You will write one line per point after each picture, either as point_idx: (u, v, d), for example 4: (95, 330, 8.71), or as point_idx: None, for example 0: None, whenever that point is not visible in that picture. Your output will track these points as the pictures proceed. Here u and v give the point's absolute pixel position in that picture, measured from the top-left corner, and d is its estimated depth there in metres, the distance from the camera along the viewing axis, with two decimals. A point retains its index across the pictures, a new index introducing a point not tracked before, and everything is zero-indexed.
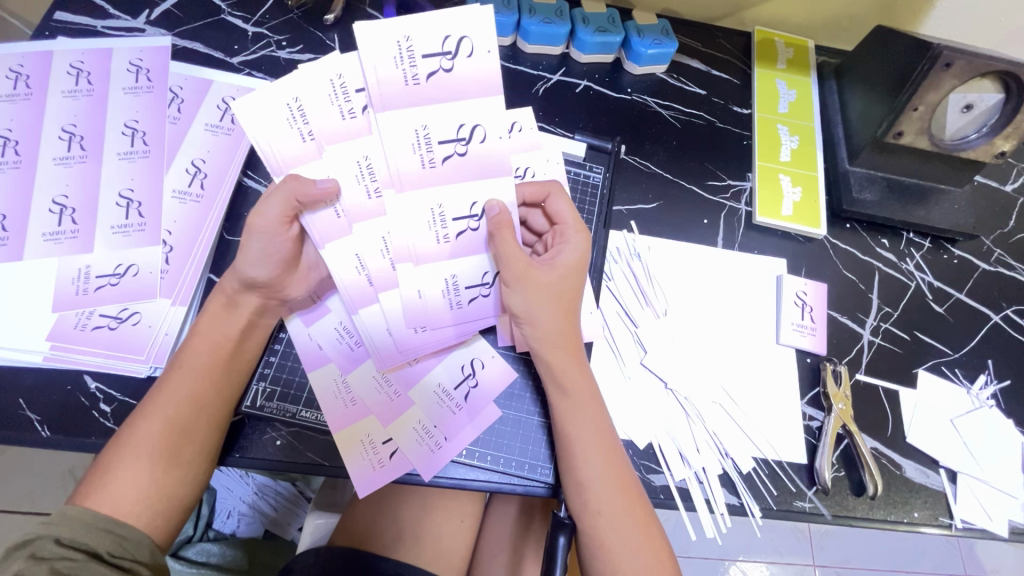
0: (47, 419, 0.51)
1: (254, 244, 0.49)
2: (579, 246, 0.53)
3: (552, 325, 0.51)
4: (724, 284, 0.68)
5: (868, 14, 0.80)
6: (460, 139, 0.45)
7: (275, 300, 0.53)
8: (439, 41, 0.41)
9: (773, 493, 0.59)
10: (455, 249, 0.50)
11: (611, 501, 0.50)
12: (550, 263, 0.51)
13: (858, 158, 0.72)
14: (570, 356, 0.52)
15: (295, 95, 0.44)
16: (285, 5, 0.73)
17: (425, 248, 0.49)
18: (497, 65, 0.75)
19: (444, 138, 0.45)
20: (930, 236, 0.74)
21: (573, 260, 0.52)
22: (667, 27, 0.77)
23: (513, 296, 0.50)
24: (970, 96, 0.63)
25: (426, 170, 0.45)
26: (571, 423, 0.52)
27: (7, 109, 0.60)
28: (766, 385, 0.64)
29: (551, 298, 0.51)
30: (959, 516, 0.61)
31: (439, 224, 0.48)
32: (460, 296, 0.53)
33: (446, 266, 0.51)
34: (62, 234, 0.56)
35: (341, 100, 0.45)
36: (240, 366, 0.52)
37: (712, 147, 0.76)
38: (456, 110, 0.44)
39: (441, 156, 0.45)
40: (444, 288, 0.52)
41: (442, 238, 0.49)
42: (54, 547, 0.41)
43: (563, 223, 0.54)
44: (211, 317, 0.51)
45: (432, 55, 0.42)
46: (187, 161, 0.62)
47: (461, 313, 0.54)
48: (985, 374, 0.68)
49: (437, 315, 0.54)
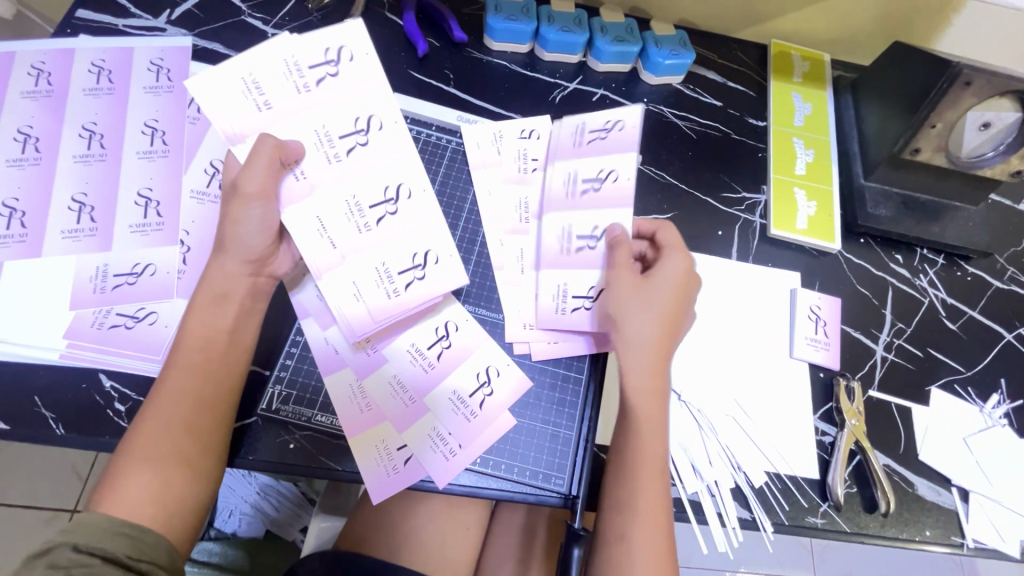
0: (62, 417, 0.51)
1: (238, 211, 0.48)
2: (681, 263, 0.55)
3: (643, 328, 0.52)
4: (739, 296, 0.68)
5: (886, 28, 0.79)
6: (598, 178, 0.60)
7: (264, 276, 0.53)
8: (603, 123, 0.61)
9: (786, 508, 0.59)
10: (571, 261, 0.59)
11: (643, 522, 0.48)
12: (654, 271, 0.55)
13: (874, 174, 0.72)
14: (654, 363, 0.52)
15: (250, 71, 0.50)
16: (305, 9, 0.73)
17: (551, 251, 0.60)
18: (515, 72, 0.76)
19: (587, 177, 0.60)
20: (944, 253, 0.74)
21: (674, 278, 0.54)
22: (685, 38, 0.77)
23: (611, 295, 0.54)
24: (988, 114, 0.62)
25: (567, 198, 0.60)
26: (628, 444, 0.51)
27: (29, 106, 0.61)
28: (779, 398, 0.64)
29: (646, 302, 0.53)
30: (971, 535, 0.61)
31: (566, 240, 0.60)
32: (566, 304, 0.59)
33: (560, 275, 0.60)
34: (81, 232, 0.56)
35: (295, 76, 0.51)
36: (239, 360, 0.51)
37: (728, 159, 0.76)
38: (604, 160, 0.60)
39: (581, 190, 0.60)
40: (554, 293, 0.60)
41: (563, 249, 0.60)
42: (72, 554, 0.41)
43: (666, 246, 0.57)
44: (200, 309, 0.50)
45: (595, 131, 0.62)
46: (205, 161, 0.61)
47: (562, 323, 0.59)
48: (998, 394, 0.68)
49: (543, 317, 0.59)
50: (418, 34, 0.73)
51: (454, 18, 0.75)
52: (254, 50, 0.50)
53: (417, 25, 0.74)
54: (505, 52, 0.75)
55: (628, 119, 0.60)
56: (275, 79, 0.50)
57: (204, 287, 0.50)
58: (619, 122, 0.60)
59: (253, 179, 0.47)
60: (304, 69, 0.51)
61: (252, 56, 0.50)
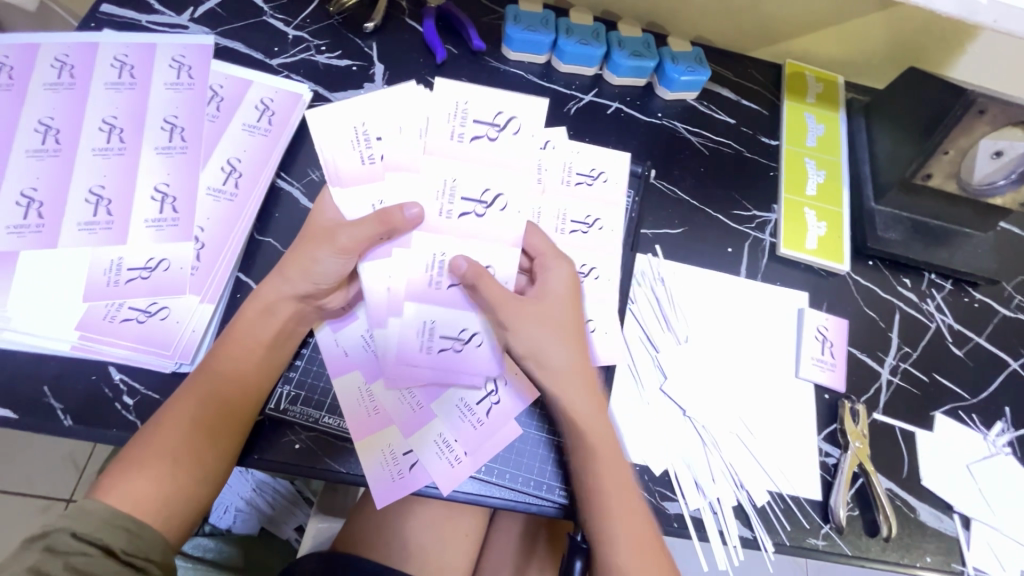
0: (70, 408, 0.51)
1: (313, 255, 0.52)
2: (564, 273, 0.56)
3: (560, 353, 0.53)
4: (746, 314, 0.68)
5: (901, 54, 0.80)
6: (482, 201, 0.56)
7: (312, 306, 0.55)
8: (492, 116, 0.57)
9: (788, 528, 0.59)
10: (441, 297, 0.55)
11: (637, 555, 0.50)
12: (542, 291, 0.55)
13: (884, 198, 0.73)
14: (581, 386, 0.53)
15: (362, 122, 0.58)
16: (327, 11, 0.74)
17: (416, 284, 0.55)
18: (531, 81, 0.76)
19: (468, 196, 0.56)
20: (952, 279, 0.74)
21: (562, 288, 0.55)
22: (700, 55, 0.77)
23: (517, 333, 0.53)
24: (1001, 143, 0.62)
25: (442, 218, 0.56)
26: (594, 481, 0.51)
27: (51, 97, 0.61)
28: (784, 418, 0.64)
29: (553, 326, 0.53)
30: (972, 563, 0.61)
31: (436, 270, 0.55)
32: (433, 342, 0.55)
33: (430, 311, 0.55)
34: (97, 225, 0.57)
35: (456, 123, 0.57)
36: (268, 371, 0.53)
37: (740, 175, 0.76)
38: (486, 177, 0.57)
39: (460, 209, 0.56)
40: (420, 329, 0.55)
41: (433, 283, 0.55)
42: (70, 541, 0.42)
43: (541, 256, 0.57)
44: (248, 321, 0.53)
45: (581, 175, 0.68)
46: (223, 160, 0.62)
47: (430, 360, 0.56)
48: (1002, 421, 0.68)
49: (406, 350, 0.55)
50: (437, 41, 0.74)
51: (473, 27, 0.76)
52: (368, 100, 0.59)
53: (436, 32, 0.75)
54: (521, 62, 0.76)
55: (526, 124, 0.57)
56: (439, 125, 0.57)
57: (255, 298, 0.53)
58: (513, 120, 0.58)
59: (349, 236, 0.52)
60: (467, 120, 0.57)
61: (368, 106, 0.59)
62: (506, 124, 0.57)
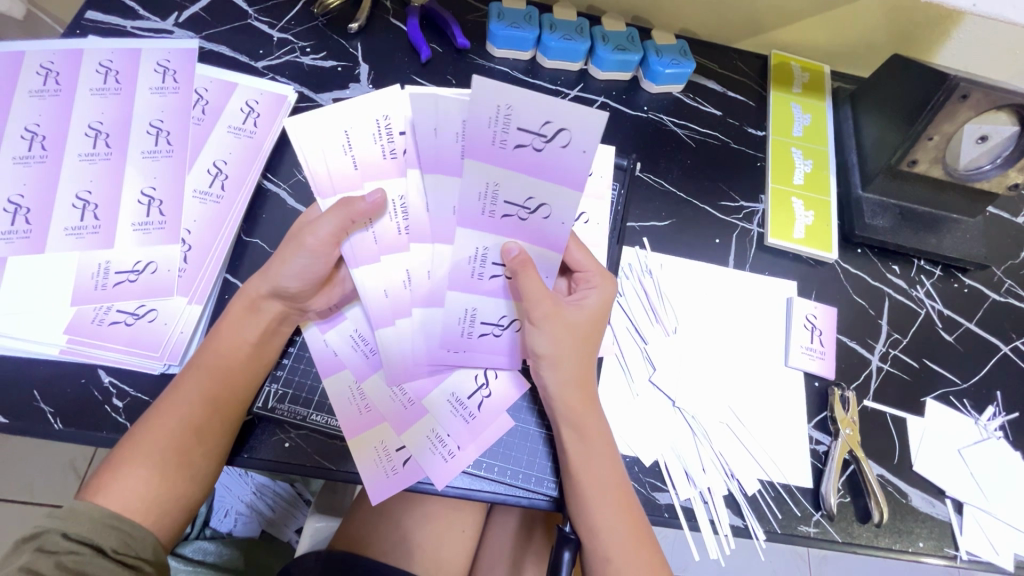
0: (59, 412, 0.52)
1: (289, 254, 0.51)
2: (603, 293, 0.55)
3: (573, 365, 0.53)
4: (734, 303, 0.69)
5: (884, 42, 0.80)
6: (525, 207, 0.47)
7: (296, 307, 0.54)
8: (538, 124, 0.42)
9: (778, 516, 0.59)
10: (484, 288, 0.53)
11: (623, 545, 0.50)
12: (578, 303, 0.53)
13: (871, 184, 0.72)
14: (581, 396, 0.53)
15: (348, 127, 0.51)
16: (311, 13, 0.74)
17: (460, 275, 0.52)
18: (517, 78, 0.77)
19: (510, 200, 0.47)
20: (941, 264, 0.74)
21: (600, 306, 0.54)
22: (685, 48, 0.77)
23: (539, 335, 0.52)
24: (985, 127, 0.62)
25: (484, 217, 0.48)
26: (581, 473, 0.52)
27: (36, 105, 0.62)
28: (774, 406, 0.64)
29: (575, 340, 0.52)
30: (965, 547, 0.61)
31: (479, 265, 0.52)
32: (473, 328, 0.55)
33: (472, 298, 0.54)
34: (84, 229, 0.57)
35: (498, 128, 0.42)
36: (257, 372, 0.53)
37: (727, 166, 0.76)
38: (533, 184, 0.45)
39: (502, 212, 0.48)
40: (461, 316, 0.54)
41: (476, 275, 0.52)
42: (60, 540, 0.43)
43: (584, 270, 0.55)
44: (235, 318, 0.53)
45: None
46: (209, 162, 0.62)
47: (467, 346, 0.56)
48: (994, 406, 0.68)
49: (448, 337, 0.55)
50: (421, 40, 0.74)
51: (458, 24, 0.76)
52: (350, 101, 0.51)
53: (420, 29, 0.76)
54: (507, 59, 0.76)
55: (581, 137, 0.43)
56: (476, 128, 0.42)
57: (242, 296, 0.53)
58: (563, 132, 0.43)
59: (319, 231, 0.49)
60: (510, 129, 0.42)
61: (351, 108, 0.51)
62: (555, 136, 0.43)
